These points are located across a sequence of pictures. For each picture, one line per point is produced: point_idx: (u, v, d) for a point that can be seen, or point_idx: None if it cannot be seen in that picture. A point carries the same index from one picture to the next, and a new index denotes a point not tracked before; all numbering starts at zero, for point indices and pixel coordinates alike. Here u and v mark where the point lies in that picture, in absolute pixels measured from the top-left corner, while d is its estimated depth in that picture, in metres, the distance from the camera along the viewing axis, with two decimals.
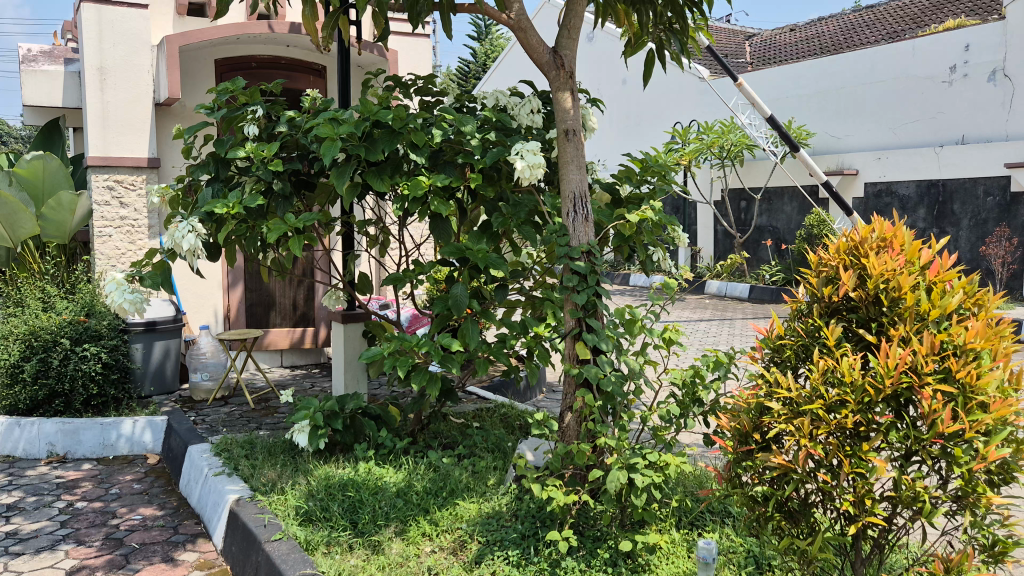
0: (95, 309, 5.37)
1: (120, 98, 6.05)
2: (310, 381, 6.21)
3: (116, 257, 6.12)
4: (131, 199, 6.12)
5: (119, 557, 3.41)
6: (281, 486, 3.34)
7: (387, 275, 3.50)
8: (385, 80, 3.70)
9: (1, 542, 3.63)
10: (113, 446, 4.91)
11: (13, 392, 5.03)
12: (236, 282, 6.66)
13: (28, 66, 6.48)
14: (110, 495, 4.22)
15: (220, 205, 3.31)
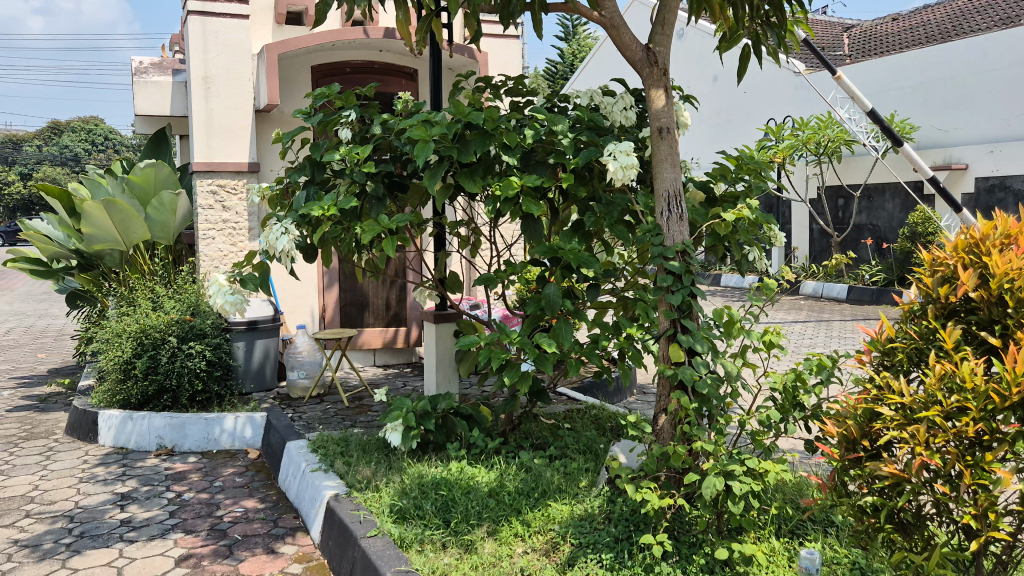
0: (200, 309, 5.62)
1: (224, 105, 6.29)
2: (402, 380, 6.32)
3: (219, 259, 6.37)
4: (233, 203, 6.36)
5: (223, 547, 3.54)
6: (376, 483, 3.40)
7: (478, 276, 3.52)
8: (476, 82, 3.72)
9: (116, 529, 3.82)
10: (216, 440, 5.10)
11: (126, 387, 5.31)
12: (332, 283, 6.84)
13: (139, 77, 6.80)
14: (214, 488, 4.38)
15: (316, 207, 3.40)
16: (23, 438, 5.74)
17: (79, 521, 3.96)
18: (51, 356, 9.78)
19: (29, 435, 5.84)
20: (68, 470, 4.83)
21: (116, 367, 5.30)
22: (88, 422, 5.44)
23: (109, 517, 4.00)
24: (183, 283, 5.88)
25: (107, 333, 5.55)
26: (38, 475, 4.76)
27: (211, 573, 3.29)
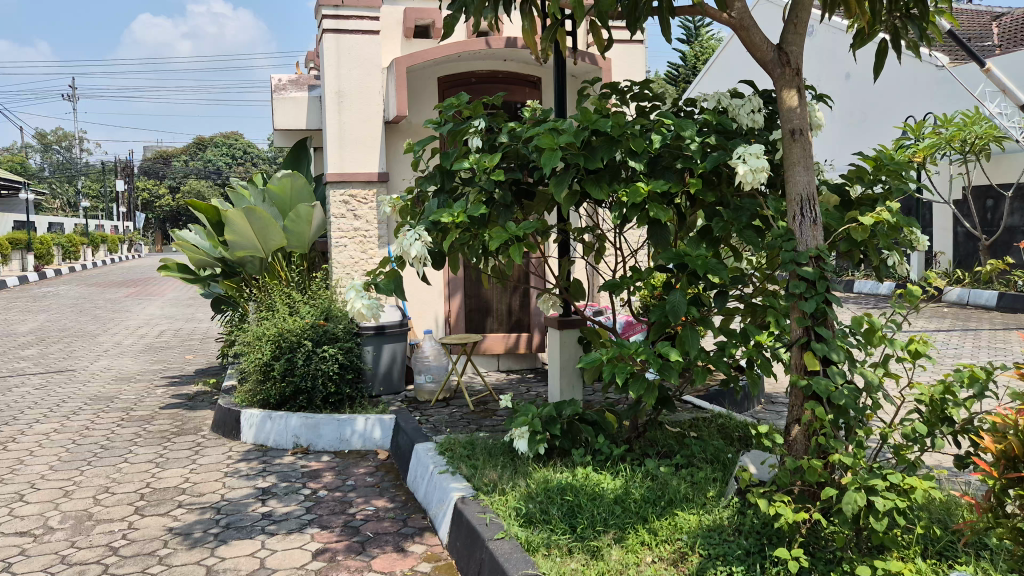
0: (333, 314, 5.88)
1: (356, 118, 6.54)
2: (526, 386, 6.37)
3: (351, 266, 6.63)
4: (364, 212, 6.61)
5: (356, 543, 3.68)
6: (503, 486, 3.45)
7: (602, 282, 3.50)
8: (601, 88, 3.73)
9: (258, 522, 4.04)
10: (348, 440, 5.29)
11: (266, 388, 5.60)
12: (456, 290, 6.99)
13: (278, 94, 7.18)
14: (347, 486, 4.56)
15: (445, 215, 3.48)
16: (175, 434, 6.15)
17: (226, 513, 4.21)
18: (198, 357, 10.42)
19: (179, 430, 6.25)
20: (215, 464, 5.14)
21: (257, 369, 5.61)
22: (231, 420, 5.77)
23: (252, 510, 4.23)
24: (318, 289, 6.16)
25: (249, 336, 5.88)
26: (188, 468, 5.09)
27: (346, 568, 3.42)
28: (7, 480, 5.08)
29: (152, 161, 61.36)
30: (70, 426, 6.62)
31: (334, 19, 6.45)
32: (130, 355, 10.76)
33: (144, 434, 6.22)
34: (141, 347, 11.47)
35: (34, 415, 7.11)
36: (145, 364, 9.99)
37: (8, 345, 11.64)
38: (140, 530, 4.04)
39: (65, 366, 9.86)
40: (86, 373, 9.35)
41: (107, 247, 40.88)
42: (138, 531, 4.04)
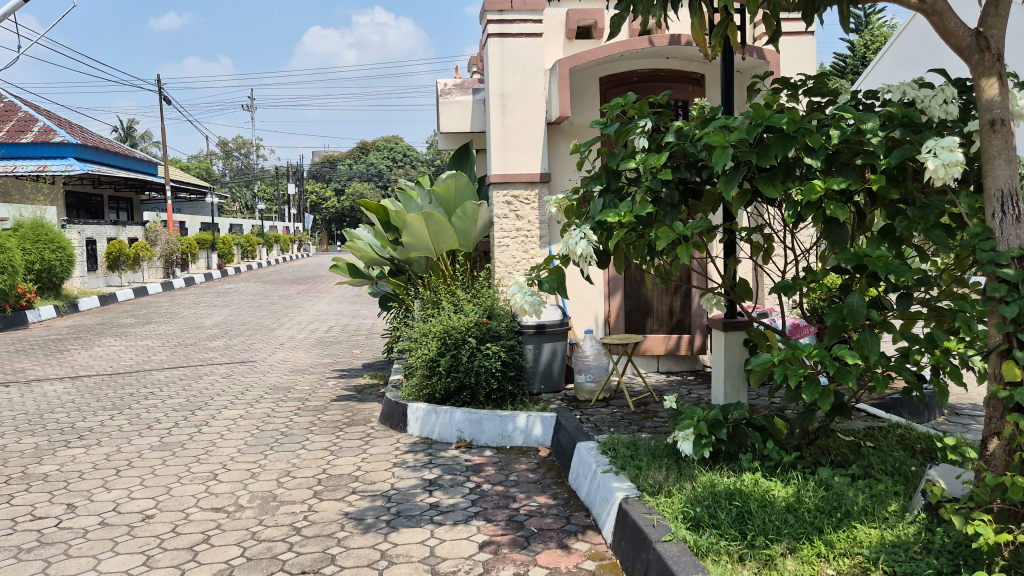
0: (495, 312, 6.04)
1: (518, 120, 6.66)
2: (686, 388, 6.28)
3: (513, 265, 6.79)
4: (526, 212, 6.73)
5: (521, 538, 3.76)
6: (668, 488, 3.42)
7: (773, 283, 3.38)
8: (773, 83, 3.60)
9: (427, 512, 4.20)
10: (510, 437, 5.40)
11: (431, 383, 5.81)
12: (616, 288, 6.98)
13: (444, 99, 7.43)
14: (509, 481, 4.66)
15: (612, 214, 3.50)
16: (347, 424, 6.50)
17: (396, 501, 4.41)
18: (364, 352, 10.96)
19: (350, 421, 6.60)
20: (384, 455, 5.39)
21: (423, 364, 5.83)
22: (398, 413, 6.02)
23: (420, 500, 4.40)
24: (481, 287, 6.33)
25: (415, 333, 6.12)
26: (360, 457, 5.36)
27: (512, 561, 3.50)
28: (202, 460, 5.55)
29: (320, 165, 64.96)
30: (253, 413, 7.13)
31: (498, 23, 6.59)
32: (302, 348, 11.47)
33: (319, 423, 6.62)
34: (312, 341, 12.19)
35: (222, 402, 7.72)
36: (316, 357, 10.61)
37: (197, 336, 12.68)
38: (319, 513, 4.30)
39: (247, 357, 10.63)
40: (266, 364, 10.03)
41: (280, 246, 43.69)
42: (318, 513, 4.31)
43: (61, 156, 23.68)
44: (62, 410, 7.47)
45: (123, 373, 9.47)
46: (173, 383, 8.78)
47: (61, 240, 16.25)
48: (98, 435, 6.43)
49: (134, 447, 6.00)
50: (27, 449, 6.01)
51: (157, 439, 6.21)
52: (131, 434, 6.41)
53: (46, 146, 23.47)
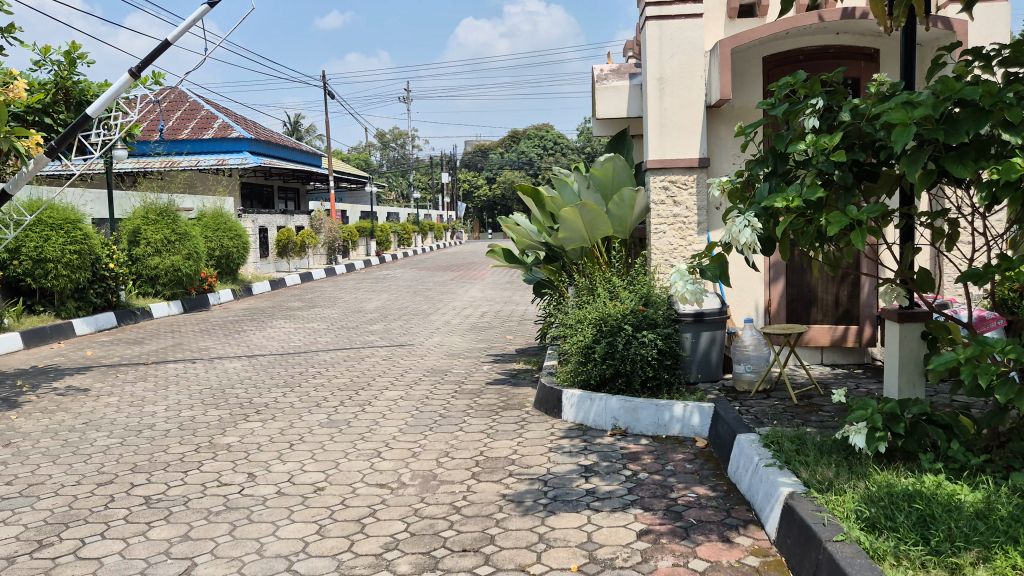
0: (652, 300, 5.95)
1: (677, 104, 6.52)
2: (854, 381, 5.97)
3: (670, 252, 6.69)
4: (684, 198, 6.60)
5: (680, 528, 3.70)
6: (838, 486, 3.27)
7: (960, 271, 3.13)
8: (962, 55, 3.34)
9: (583, 497, 4.22)
10: (666, 426, 5.33)
11: (586, 369, 5.82)
12: (777, 276, 6.74)
13: (601, 84, 7.39)
14: (666, 471, 4.60)
15: (779, 199, 3.36)
16: (502, 408, 6.63)
17: (552, 485, 4.45)
18: (517, 338, 11.13)
19: (505, 405, 6.72)
20: (539, 439, 5.45)
21: (579, 351, 5.83)
22: (554, 398, 6.06)
23: (576, 485, 4.42)
24: (637, 275, 6.26)
25: (570, 319, 6.14)
26: (516, 441, 5.45)
27: (671, 551, 3.45)
28: (367, 438, 5.82)
29: (473, 154, 66.38)
30: (413, 395, 7.41)
31: (657, 6, 6.47)
32: (457, 333, 11.79)
33: (475, 406, 6.79)
34: (466, 326, 12.51)
35: (383, 383, 8.07)
36: (470, 342, 10.87)
37: (359, 320, 13.32)
38: (478, 493, 4.41)
39: (405, 341, 11.05)
40: (423, 348, 10.39)
41: (433, 234, 45.05)
42: (476, 494, 4.42)
43: (237, 150, 25.43)
44: (241, 386, 8.05)
45: (293, 353, 10.09)
46: (338, 364, 9.27)
47: (238, 229, 17.47)
48: (273, 411, 6.88)
49: (305, 423, 6.38)
50: (212, 421, 6.53)
51: (326, 417, 6.57)
52: (302, 411, 6.81)
53: (224, 141, 25.31)
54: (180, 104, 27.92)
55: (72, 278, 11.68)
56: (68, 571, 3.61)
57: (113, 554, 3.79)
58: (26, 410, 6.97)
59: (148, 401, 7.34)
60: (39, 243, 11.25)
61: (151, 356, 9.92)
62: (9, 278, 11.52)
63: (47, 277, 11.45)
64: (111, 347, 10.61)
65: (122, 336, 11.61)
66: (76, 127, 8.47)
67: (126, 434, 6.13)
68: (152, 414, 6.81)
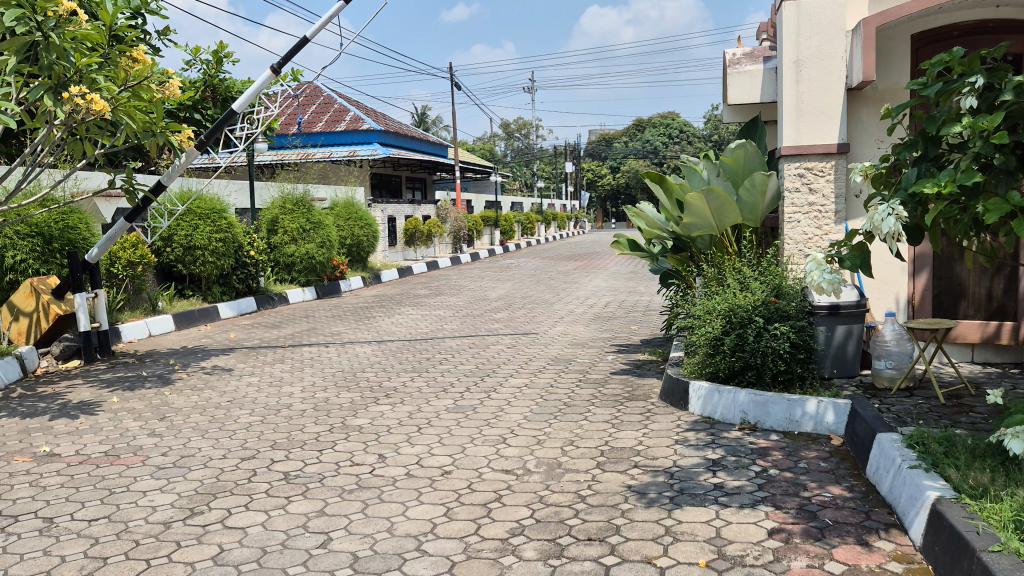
0: (785, 291, 5.74)
1: (816, 87, 6.25)
2: (1008, 382, 5.57)
3: (804, 242, 6.44)
4: (821, 185, 6.33)
5: (815, 529, 3.56)
6: (993, 493, 3.06)
7: None
8: None
9: (711, 492, 4.13)
10: (799, 422, 5.14)
11: (715, 361, 5.69)
12: (922, 268, 6.36)
13: (733, 69, 7.17)
14: (799, 468, 4.43)
15: (929, 185, 3.16)
16: (627, 398, 6.57)
17: (679, 478, 4.38)
18: (642, 328, 10.98)
19: (630, 396, 6.66)
20: (665, 431, 5.37)
21: (707, 342, 5.70)
22: (680, 390, 5.95)
23: (704, 479, 4.33)
24: (769, 265, 6.04)
25: (698, 310, 6.01)
26: (642, 432, 5.39)
27: (806, 552, 3.33)
28: (492, 424, 5.91)
29: (597, 143, 65.92)
30: (537, 383, 7.45)
31: None
32: (581, 322, 11.78)
33: (600, 396, 6.76)
34: (590, 316, 12.49)
35: (508, 370, 8.17)
36: (594, 331, 10.84)
37: (483, 308, 13.54)
38: (602, 483, 4.40)
39: (529, 329, 11.12)
40: (547, 337, 10.45)
41: (556, 223, 45.11)
42: (601, 484, 4.40)
43: (368, 142, 26.26)
44: (371, 370, 8.34)
45: (421, 339, 10.36)
46: (464, 351, 9.45)
47: (368, 219, 18.07)
48: (402, 395, 7.09)
49: (433, 408, 6.55)
50: (345, 403, 6.80)
51: (453, 402, 6.72)
52: (430, 396, 6.98)
53: (356, 133, 26.22)
54: (315, 98, 29.09)
55: (218, 265, 12.40)
56: (217, 538, 3.85)
57: (257, 524, 4.01)
58: (178, 388, 7.46)
59: (287, 382, 7.72)
60: (189, 231, 12.01)
61: (288, 340, 10.42)
62: (163, 264, 12.36)
63: (195, 263, 12.20)
64: (252, 330, 11.21)
65: (261, 320, 12.24)
66: (223, 121, 8.96)
67: (266, 413, 6.46)
68: (290, 395, 7.16)
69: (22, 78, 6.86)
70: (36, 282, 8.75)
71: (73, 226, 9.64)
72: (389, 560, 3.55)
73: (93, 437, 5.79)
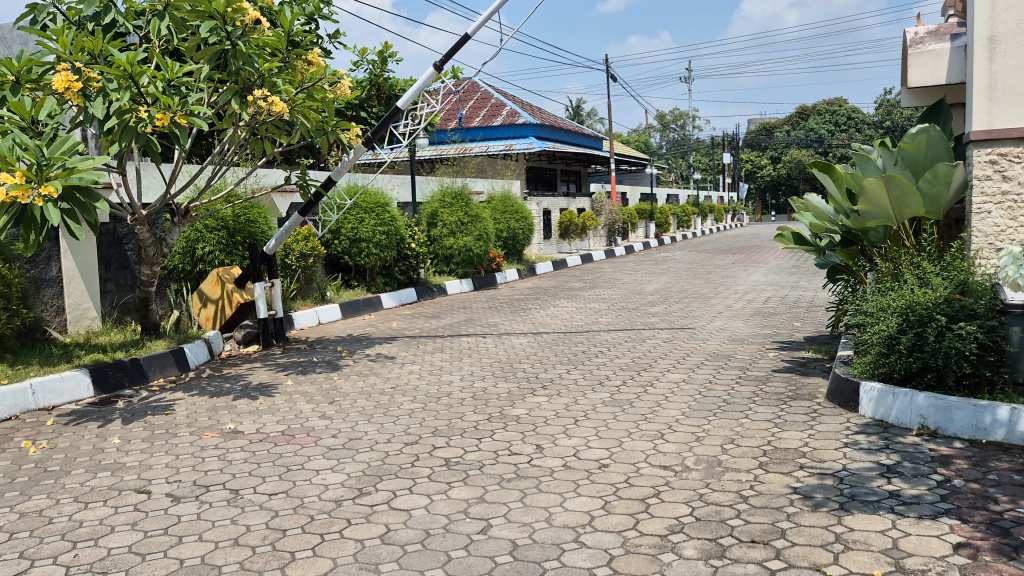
0: (971, 288, 5.32)
1: (1012, 65, 5.77)
2: None
3: (995, 235, 5.93)
4: (1016, 172, 5.80)
5: (1007, 546, 3.28)
6: None
7: None
8: None
9: (886, 500, 3.89)
10: (987, 430, 4.73)
11: (890, 361, 5.36)
12: None
13: (915, 48, 6.70)
14: (987, 480, 4.09)
15: None
16: (791, 397, 6.30)
17: (850, 483, 4.15)
18: (805, 325, 10.50)
19: (794, 395, 6.38)
20: (833, 433, 5.11)
21: (880, 341, 5.38)
22: (849, 390, 5.64)
23: (878, 486, 4.09)
24: (953, 259, 5.62)
25: (871, 307, 5.69)
26: (808, 433, 5.15)
27: (996, 571, 3.08)
28: (650, 419, 5.83)
29: (757, 132, 63.52)
30: (695, 378, 7.29)
31: None
32: (741, 317, 11.43)
33: (761, 393, 6.53)
34: (751, 311, 12.08)
35: (665, 365, 8.04)
36: (755, 327, 10.48)
37: (638, 301, 13.41)
38: (766, 484, 4.24)
39: (686, 324, 10.90)
40: (705, 331, 10.20)
41: (714, 214, 43.94)
42: (764, 484, 4.25)
43: (524, 136, 26.58)
44: (528, 361, 8.45)
45: (576, 332, 10.39)
46: (620, 344, 9.39)
47: (523, 212, 18.30)
48: (558, 386, 7.14)
49: (589, 400, 6.55)
50: (503, 392, 6.93)
51: (609, 395, 6.70)
52: (586, 388, 6.99)
53: (512, 127, 26.62)
54: (473, 94, 29.74)
55: (382, 256, 12.95)
56: (384, 518, 4.02)
57: (420, 507, 4.16)
58: (346, 373, 7.85)
59: (446, 371, 7.96)
60: (355, 225, 12.66)
61: (447, 330, 10.74)
62: (332, 256, 13.07)
63: (361, 255, 12.80)
64: (413, 320, 11.63)
65: (422, 310, 12.68)
66: (390, 120, 9.33)
67: (427, 400, 6.69)
68: (450, 383, 7.38)
69: (213, 83, 7.46)
70: (223, 272, 9.61)
71: (253, 220, 10.40)
72: (548, 550, 3.58)
73: (271, 417, 6.21)
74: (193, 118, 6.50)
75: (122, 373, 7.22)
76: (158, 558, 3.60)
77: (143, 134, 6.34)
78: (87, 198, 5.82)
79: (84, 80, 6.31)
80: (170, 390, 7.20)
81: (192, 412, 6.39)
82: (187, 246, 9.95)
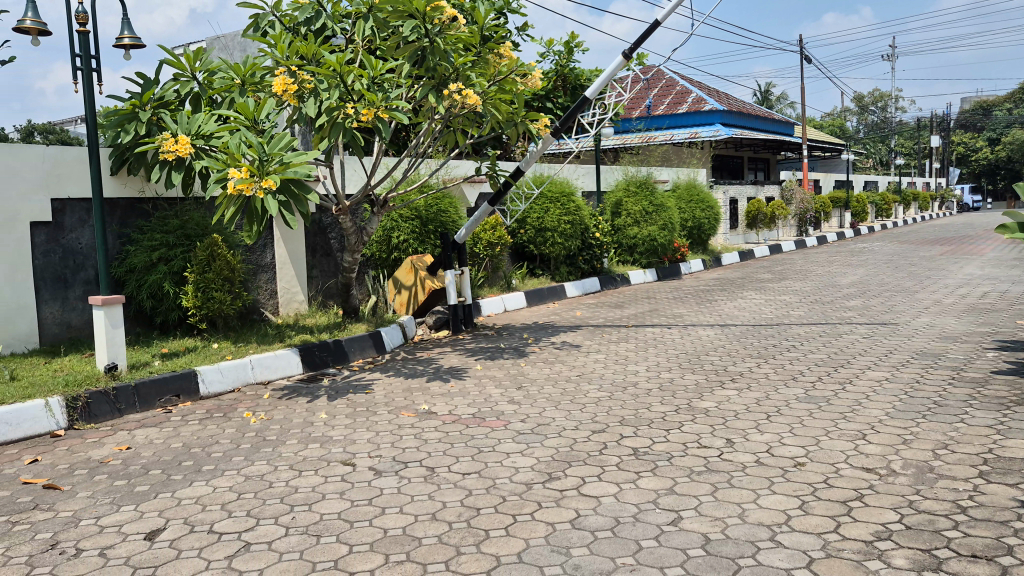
0: None
1: None
2: None
3: None
4: None
5: None
6: None
7: None
8: None
9: None
10: None
11: None
12: None
13: None
14: None
15: None
16: (1015, 402, 5.72)
17: None
18: None
19: (1019, 399, 5.79)
20: None
21: None
22: None
23: None
24: None
25: None
26: None
27: None
28: (850, 418, 5.50)
29: (973, 112, 58.10)
30: (900, 377, 6.79)
31: None
32: (951, 313, 10.53)
33: (979, 396, 5.97)
34: (963, 306, 11.09)
35: (865, 362, 7.55)
36: (968, 324, 9.61)
37: (834, 294, 12.69)
38: (988, 495, 3.88)
39: (888, 319, 10.18)
40: (909, 328, 9.48)
41: (919, 202, 40.73)
42: (986, 496, 3.88)
43: (711, 122, 25.81)
44: (715, 353, 8.23)
45: (765, 324, 10.00)
46: (814, 339, 8.93)
47: (710, 201, 17.83)
48: (748, 380, 6.90)
49: (782, 395, 6.28)
50: (690, 384, 6.79)
51: (803, 391, 6.39)
52: (778, 383, 6.70)
53: (698, 114, 25.94)
54: (659, 81, 29.28)
55: (566, 246, 13.06)
56: (574, 503, 4.06)
57: (609, 495, 4.16)
58: (533, 360, 8.00)
59: (632, 361, 7.91)
60: (541, 214, 12.86)
61: (631, 320, 10.67)
62: (518, 245, 13.35)
63: (546, 244, 12.97)
64: (597, 309, 11.64)
65: (605, 299, 12.67)
66: (578, 109, 9.35)
67: (613, 389, 6.68)
68: (635, 373, 7.33)
69: (412, 79, 7.78)
70: (416, 260, 10.06)
71: (445, 210, 10.83)
72: (742, 547, 3.47)
73: (462, 399, 6.43)
74: (393, 113, 6.80)
75: (326, 353, 7.75)
76: (365, 526, 3.84)
77: (349, 129, 6.73)
78: (299, 191, 6.21)
79: (298, 82, 6.81)
80: (369, 370, 7.64)
81: (390, 392, 6.75)
82: (384, 235, 10.54)
